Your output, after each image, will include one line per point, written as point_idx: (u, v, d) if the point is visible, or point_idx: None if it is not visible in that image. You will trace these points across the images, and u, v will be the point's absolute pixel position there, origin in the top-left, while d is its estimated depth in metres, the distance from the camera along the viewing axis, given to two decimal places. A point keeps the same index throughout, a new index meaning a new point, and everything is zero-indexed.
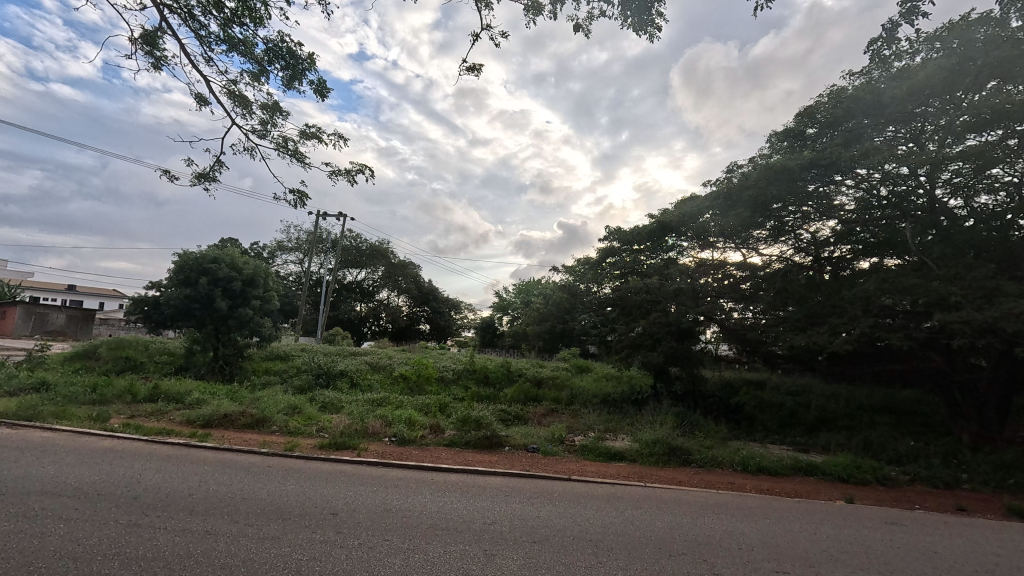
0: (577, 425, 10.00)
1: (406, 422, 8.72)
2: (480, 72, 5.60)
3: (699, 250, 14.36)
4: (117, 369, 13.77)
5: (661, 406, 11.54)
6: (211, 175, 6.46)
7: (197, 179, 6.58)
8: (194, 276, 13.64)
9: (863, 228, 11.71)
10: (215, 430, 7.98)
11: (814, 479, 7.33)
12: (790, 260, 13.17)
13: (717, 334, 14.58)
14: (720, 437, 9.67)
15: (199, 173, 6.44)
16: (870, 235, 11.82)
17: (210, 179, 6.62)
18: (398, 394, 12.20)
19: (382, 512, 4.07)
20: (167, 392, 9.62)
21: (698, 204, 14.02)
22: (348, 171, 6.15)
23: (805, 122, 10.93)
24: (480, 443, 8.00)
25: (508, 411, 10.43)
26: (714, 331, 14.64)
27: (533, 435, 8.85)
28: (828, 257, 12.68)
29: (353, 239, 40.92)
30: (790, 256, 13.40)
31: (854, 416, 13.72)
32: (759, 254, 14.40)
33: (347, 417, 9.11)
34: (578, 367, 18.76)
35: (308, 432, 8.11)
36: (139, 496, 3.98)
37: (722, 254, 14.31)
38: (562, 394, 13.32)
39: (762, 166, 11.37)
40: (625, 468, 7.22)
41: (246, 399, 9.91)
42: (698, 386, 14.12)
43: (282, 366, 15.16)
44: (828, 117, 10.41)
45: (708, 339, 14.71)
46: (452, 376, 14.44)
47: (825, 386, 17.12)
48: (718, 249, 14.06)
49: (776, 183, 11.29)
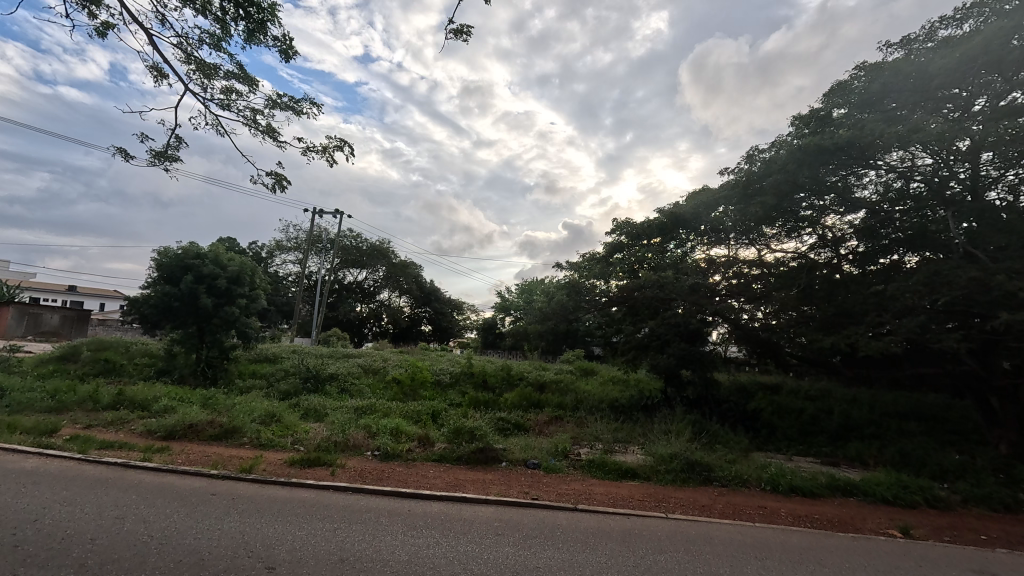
0: (583, 435, 9.10)
1: (393, 433, 7.85)
2: (469, 35, 4.67)
3: (709, 246, 13.53)
4: (94, 372, 12.98)
5: (674, 413, 10.60)
6: (171, 154, 5.71)
7: (158, 159, 5.83)
8: (175, 271, 12.76)
9: (893, 220, 10.84)
10: (177, 443, 7.12)
11: (857, 503, 6.38)
12: (807, 257, 12.28)
13: (725, 334, 13.64)
14: (742, 450, 8.74)
15: (158, 153, 5.70)
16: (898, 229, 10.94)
17: (172, 158, 5.86)
18: (389, 400, 11.33)
19: (334, 564, 3.16)
20: (132, 399, 8.79)
21: (713, 196, 13.15)
22: (327, 145, 5.79)
23: (836, 102, 9.96)
24: (474, 458, 7.12)
25: (508, 419, 9.54)
26: (721, 332, 13.67)
27: (534, 447, 7.95)
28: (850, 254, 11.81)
29: (353, 239, 40.15)
30: (806, 253, 12.51)
31: (881, 423, 12.74)
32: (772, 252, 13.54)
33: (329, 427, 8.23)
34: (584, 369, 17.84)
35: (282, 445, 7.25)
36: (23, 544, 3.08)
37: (734, 251, 13.43)
38: (566, 399, 12.41)
39: (789, 149, 10.40)
40: (637, 489, 6.31)
41: (221, 406, 9.08)
42: (712, 391, 13.16)
43: (269, 369, 14.33)
44: (859, 96, 9.52)
45: (715, 341, 13.71)
46: (449, 380, 13.57)
47: (846, 390, 16.10)
48: (731, 245, 13.17)
49: (801, 169, 10.40)
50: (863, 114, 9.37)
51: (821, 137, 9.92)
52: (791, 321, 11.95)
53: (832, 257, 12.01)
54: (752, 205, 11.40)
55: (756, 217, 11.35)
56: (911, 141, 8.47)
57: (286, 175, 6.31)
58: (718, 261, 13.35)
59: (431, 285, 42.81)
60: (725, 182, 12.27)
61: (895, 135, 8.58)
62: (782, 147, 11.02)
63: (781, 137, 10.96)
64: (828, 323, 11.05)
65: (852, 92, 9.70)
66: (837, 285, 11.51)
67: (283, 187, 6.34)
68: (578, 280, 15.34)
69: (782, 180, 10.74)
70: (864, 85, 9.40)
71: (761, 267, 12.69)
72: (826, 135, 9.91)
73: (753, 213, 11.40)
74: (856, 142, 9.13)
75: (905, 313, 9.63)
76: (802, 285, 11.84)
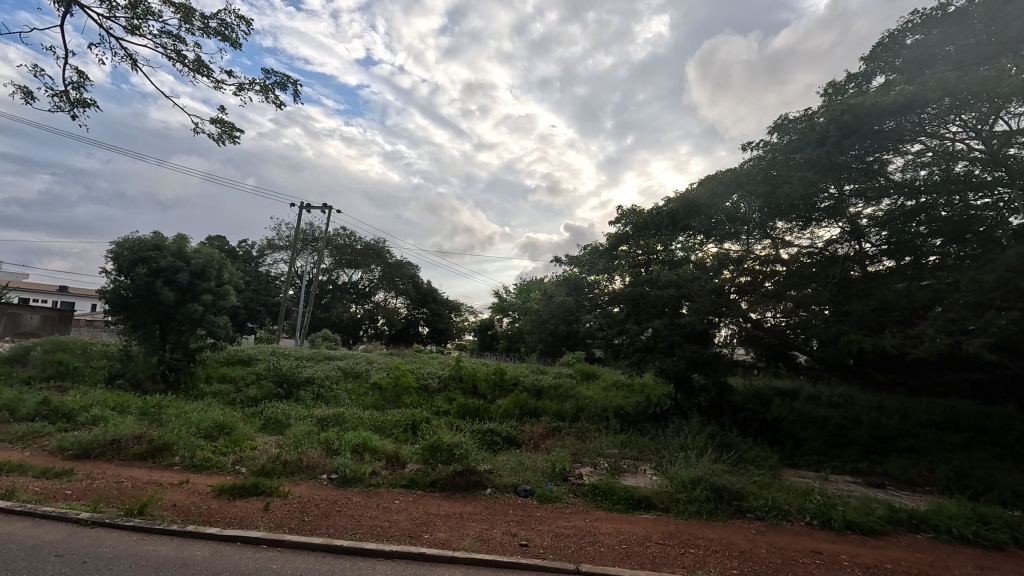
0: (585, 450, 7.83)
1: (358, 451, 6.56)
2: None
3: (722, 240, 12.33)
4: (43, 376, 11.71)
5: (688, 423, 9.29)
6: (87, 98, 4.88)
7: (69, 105, 4.95)
8: (131, 265, 11.42)
9: (931, 208, 9.72)
10: (90, 464, 5.83)
11: (930, 544, 5.07)
12: (829, 253, 11.25)
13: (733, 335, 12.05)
14: (772, 471, 7.45)
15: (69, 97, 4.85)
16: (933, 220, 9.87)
17: (85, 104, 4.99)
18: (365, 409, 10.05)
19: None
20: (56, 408, 7.51)
21: (729, 183, 12.00)
22: (268, 83, 5.08)
23: (885, 63, 8.89)
24: (452, 482, 5.82)
25: (498, 431, 8.26)
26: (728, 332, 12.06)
27: (526, 468, 6.64)
28: (874, 249, 10.83)
29: (348, 238, 38.96)
30: (827, 248, 11.45)
31: (917, 434, 11.41)
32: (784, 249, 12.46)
33: (286, 440, 6.95)
34: (585, 373, 16.55)
35: (220, 466, 5.97)
36: None
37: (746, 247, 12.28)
38: (565, 406, 11.11)
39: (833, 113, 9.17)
40: (654, 526, 5.00)
41: (165, 415, 7.80)
42: (727, 397, 11.87)
43: (241, 372, 13.06)
44: (911, 55, 8.39)
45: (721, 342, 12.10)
46: (437, 385, 12.28)
47: (870, 396, 14.78)
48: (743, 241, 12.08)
49: (847, 137, 9.14)
50: (918, 73, 8.15)
51: (869, 99, 8.69)
52: (809, 321, 10.77)
53: (857, 253, 10.99)
54: (786, 185, 10.07)
55: (785, 199, 10.08)
56: (984, 94, 7.23)
57: (230, 126, 5.31)
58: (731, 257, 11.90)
59: (428, 285, 41.54)
60: (751, 161, 11.04)
61: (966, 89, 7.30)
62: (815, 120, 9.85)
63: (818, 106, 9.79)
64: (862, 323, 9.77)
65: (901, 49, 8.66)
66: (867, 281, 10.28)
67: (228, 140, 5.30)
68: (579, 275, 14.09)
69: (819, 155, 9.51)
70: (918, 40, 8.35)
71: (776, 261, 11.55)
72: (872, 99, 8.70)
73: (781, 195, 10.14)
74: (914, 103, 7.88)
75: (959, 309, 8.32)
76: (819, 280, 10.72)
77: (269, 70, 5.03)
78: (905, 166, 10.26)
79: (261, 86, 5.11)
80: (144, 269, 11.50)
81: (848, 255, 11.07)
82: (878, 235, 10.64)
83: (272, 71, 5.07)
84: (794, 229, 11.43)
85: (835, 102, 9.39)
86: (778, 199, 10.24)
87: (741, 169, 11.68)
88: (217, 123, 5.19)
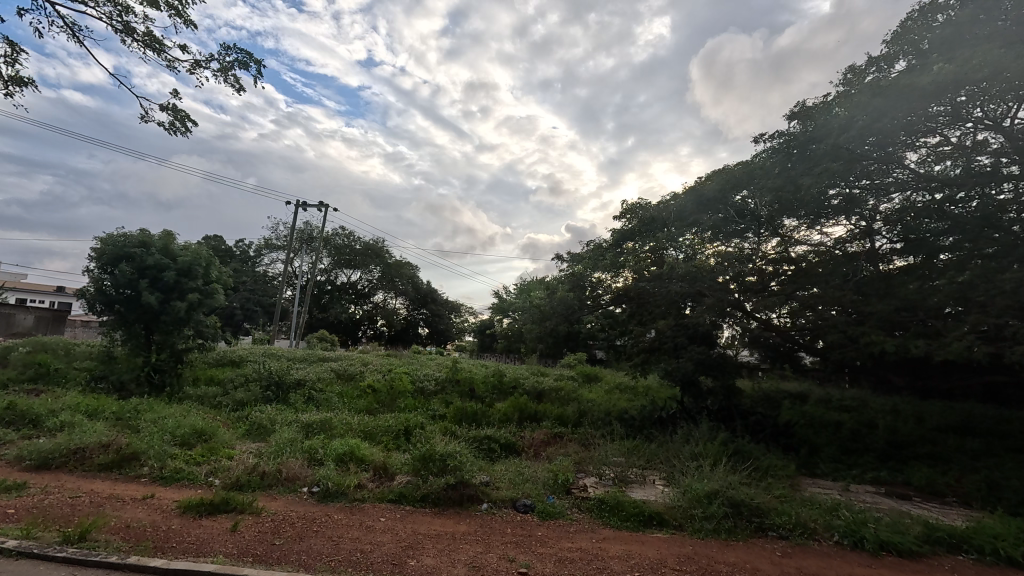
0: (589, 458, 7.32)
1: (344, 460, 6.06)
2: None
3: (729, 237, 11.73)
4: (23, 378, 11.22)
5: (697, 429, 8.78)
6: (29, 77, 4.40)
7: (11, 85, 4.47)
8: (114, 262, 10.91)
9: (950, 203, 9.25)
10: (49, 477, 5.34)
11: (976, 569, 4.55)
12: (838, 251, 10.70)
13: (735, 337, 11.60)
14: (791, 482, 6.93)
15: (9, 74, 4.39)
16: (950, 217, 9.36)
17: (28, 84, 4.53)
18: (356, 414, 9.55)
19: None
20: (22, 414, 7.01)
21: (737, 177, 11.50)
22: (224, 62, 4.58)
23: (913, 45, 8.44)
24: (445, 497, 5.31)
25: (496, 438, 7.77)
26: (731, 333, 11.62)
27: (526, 480, 6.14)
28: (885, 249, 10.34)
29: (346, 238, 38.46)
30: (836, 246, 10.87)
31: (936, 440, 10.89)
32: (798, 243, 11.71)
33: (268, 449, 6.46)
34: (587, 375, 16.04)
35: (192, 478, 5.48)
36: None
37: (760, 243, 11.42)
38: (567, 410, 10.60)
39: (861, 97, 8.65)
40: (668, 548, 4.49)
41: (140, 421, 7.30)
42: (736, 401, 11.38)
43: (230, 374, 12.57)
44: (942, 34, 7.92)
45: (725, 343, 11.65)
46: (433, 388, 11.77)
47: (882, 399, 14.25)
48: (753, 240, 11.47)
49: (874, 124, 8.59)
50: (948, 55, 7.68)
51: (894, 84, 8.22)
52: (818, 323, 10.21)
53: (868, 252, 10.45)
54: (807, 176, 9.50)
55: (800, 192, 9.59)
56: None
57: (183, 114, 4.81)
58: (738, 255, 11.25)
59: (427, 285, 41.03)
60: (766, 151, 10.52)
61: (1004, 70, 6.83)
62: (833, 109, 9.38)
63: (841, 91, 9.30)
64: (881, 323, 9.24)
65: (930, 29, 8.21)
66: (884, 280, 9.77)
67: (179, 129, 4.81)
68: (582, 274, 13.59)
69: (838, 145, 9.04)
70: (950, 18, 7.89)
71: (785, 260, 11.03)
72: (897, 83, 8.22)
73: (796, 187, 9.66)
74: (950, 85, 7.36)
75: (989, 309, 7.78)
76: (832, 278, 10.18)
77: (224, 52, 4.52)
78: (923, 160, 9.77)
79: (219, 66, 4.62)
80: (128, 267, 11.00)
81: (859, 254, 10.54)
82: (890, 232, 10.13)
83: (227, 56, 4.55)
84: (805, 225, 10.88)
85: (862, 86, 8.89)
86: (792, 192, 9.77)
87: (752, 162, 11.19)
88: (167, 110, 4.69)
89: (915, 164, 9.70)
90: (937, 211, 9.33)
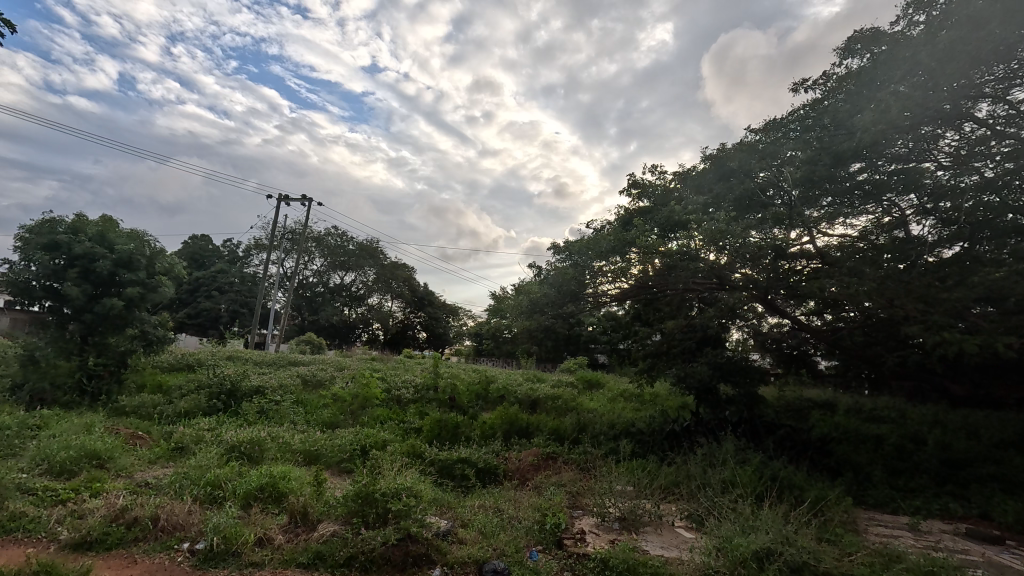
0: (588, 488, 5.74)
1: (254, 501, 4.51)
2: None
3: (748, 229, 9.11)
4: None
5: (720, 448, 7.21)
6: None
7: None
8: (36, 251, 9.46)
9: (1006, 186, 7.77)
10: None
11: None
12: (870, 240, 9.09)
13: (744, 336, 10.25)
14: (851, 520, 5.33)
15: None
16: (1012, 199, 7.76)
17: None
18: (312, 429, 8.00)
19: None
20: None
21: (764, 142, 9.82)
22: None
23: None
24: (380, 559, 3.74)
25: (471, 461, 6.26)
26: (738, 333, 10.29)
27: (502, 525, 4.57)
28: (923, 241, 8.63)
29: (340, 238, 36.99)
30: (867, 234, 9.24)
31: (997, 458, 9.28)
32: (811, 244, 9.45)
33: (165, 481, 4.93)
34: (588, 381, 14.44)
35: (32, 528, 3.91)
36: None
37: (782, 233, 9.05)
38: (564, 422, 9.04)
39: (929, 36, 7.17)
40: None
41: (18, 441, 5.76)
42: (760, 411, 9.87)
43: (181, 380, 11.04)
44: None
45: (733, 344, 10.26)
46: (411, 395, 10.24)
47: (922, 409, 12.60)
48: (775, 233, 9.05)
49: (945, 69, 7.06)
50: None
51: (967, 14, 6.74)
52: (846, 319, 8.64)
53: (908, 241, 8.81)
54: (857, 138, 7.97)
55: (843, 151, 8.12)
56: None
57: None
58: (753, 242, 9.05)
59: (424, 287, 39.57)
60: (801, 115, 9.05)
61: None
62: (887, 57, 7.87)
63: (897, 38, 7.82)
64: (941, 320, 7.65)
65: None
66: (941, 268, 8.17)
67: None
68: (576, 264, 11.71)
69: (893, 92, 7.56)
70: None
71: (801, 256, 8.98)
72: (976, 8, 6.69)
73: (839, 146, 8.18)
74: None
75: None
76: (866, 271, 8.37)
77: None
78: (976, 131, 8.20)
79: None
80: (53, 256, 9.58)
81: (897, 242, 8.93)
82: (932, 218, 8.52)
83: None
84: (837, 211, 8.90)
85: (926, 26, 7.40)
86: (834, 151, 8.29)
87: (786, 119, 9.53)
88: None
89: (967, 135, 8.15)
90: (997, 191, 7.72)
